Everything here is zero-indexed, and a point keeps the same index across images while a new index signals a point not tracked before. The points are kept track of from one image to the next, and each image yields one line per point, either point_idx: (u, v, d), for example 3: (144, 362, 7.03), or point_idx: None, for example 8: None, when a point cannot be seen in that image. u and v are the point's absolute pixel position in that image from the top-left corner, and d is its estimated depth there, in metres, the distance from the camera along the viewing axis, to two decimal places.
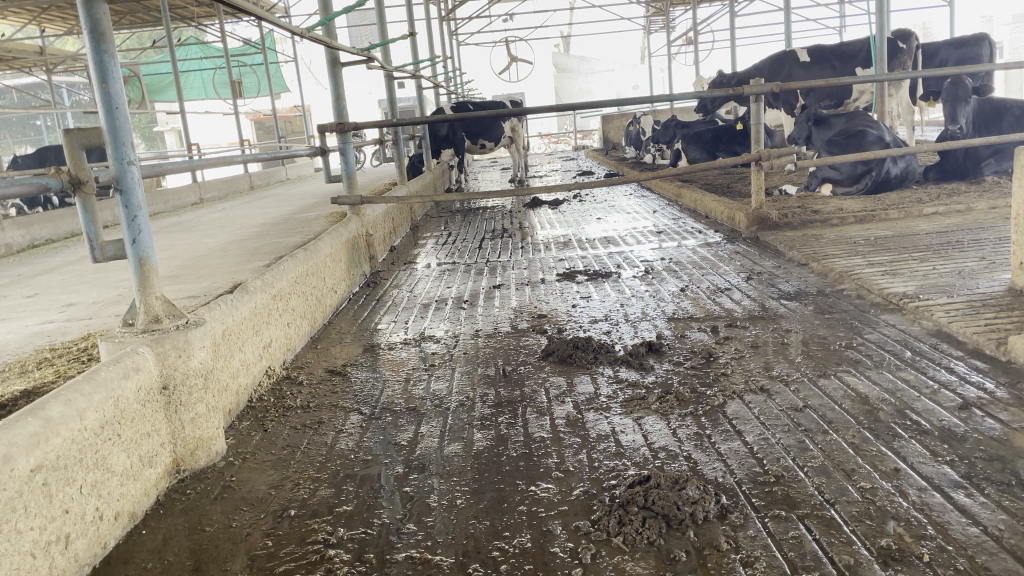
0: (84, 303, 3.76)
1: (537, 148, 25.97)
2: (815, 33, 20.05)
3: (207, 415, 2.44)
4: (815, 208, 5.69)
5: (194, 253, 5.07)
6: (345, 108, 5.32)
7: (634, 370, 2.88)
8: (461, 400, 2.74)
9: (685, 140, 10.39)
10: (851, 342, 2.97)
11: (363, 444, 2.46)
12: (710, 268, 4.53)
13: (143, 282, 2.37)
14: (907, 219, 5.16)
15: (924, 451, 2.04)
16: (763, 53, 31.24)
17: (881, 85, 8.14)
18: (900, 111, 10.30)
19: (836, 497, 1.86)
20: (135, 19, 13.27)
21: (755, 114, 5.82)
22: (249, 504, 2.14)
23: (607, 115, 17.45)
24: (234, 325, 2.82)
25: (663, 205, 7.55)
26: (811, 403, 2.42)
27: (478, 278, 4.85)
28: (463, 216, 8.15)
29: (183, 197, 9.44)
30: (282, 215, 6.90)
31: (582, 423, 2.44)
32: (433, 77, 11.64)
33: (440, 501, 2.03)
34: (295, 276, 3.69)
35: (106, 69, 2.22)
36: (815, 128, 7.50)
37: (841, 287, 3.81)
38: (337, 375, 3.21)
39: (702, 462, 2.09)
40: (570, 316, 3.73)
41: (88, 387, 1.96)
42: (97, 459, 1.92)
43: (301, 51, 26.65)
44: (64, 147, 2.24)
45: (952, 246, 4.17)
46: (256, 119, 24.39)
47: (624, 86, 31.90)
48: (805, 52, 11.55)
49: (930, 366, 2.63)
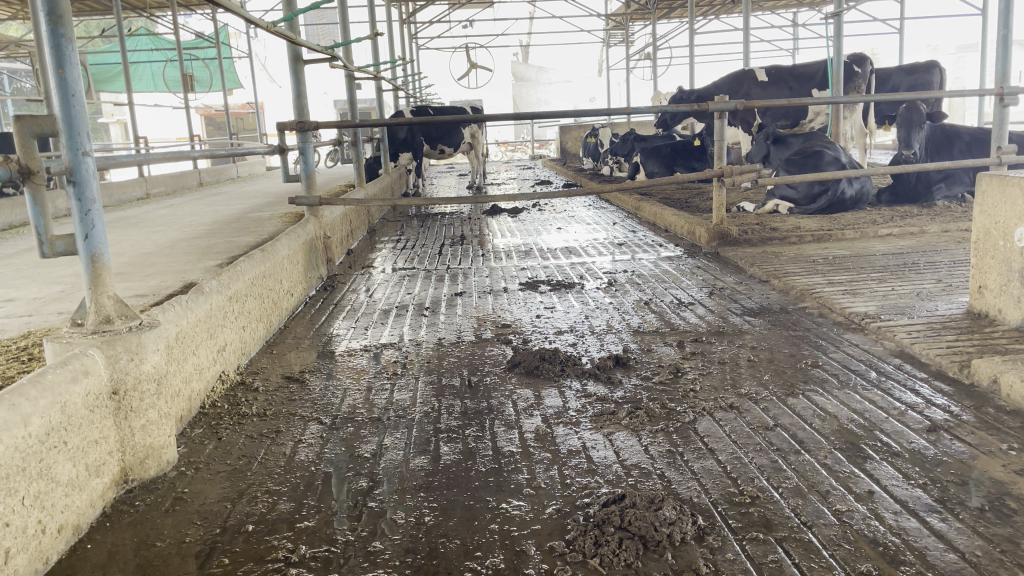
0: (25, 299, 3.57)
1: (493, 155, 26.01)
2: (769, 53, 20.43)
3: (159, 421, 2.31)
4: (773, 226, 5.76)
5: (142, 250, 4.89)
6: (306, 107, 5.17)
7: (602, 384, 2.84)
8: (425, 411, 2.67)
9: (643, 153, 10.47)
10: (816, 361, 2.98)
11: (324, 456, 2.36)
12: (672, 282, 4.52)
13: (94, 280, 2.24)
14: (863, 239, 5.24)
15: (897, 474, 2.04)
16: (717, 70, 31.75)
17: (838, 107, 8.29)
18: (853, 133, 10.54)
19: (813, 520, 1.83)
20: (84, 7, 12.84)
21: (718, 131, 5.85)
22: (203, 518, 2.03)
23: (564, 125, 17.54)
24: (188, 328, 2.69)
25: (621, 217, 7.57)
26: (781, 422, 2.40)
27: (439, 285, 4.77)
28: (420, 221, 8.06)
29: (128, 192, 9.15)
30: (234, 214, 6.72)
31: (551, 437, 2.38)
32: (393, 79, 11.53)
33: (406, 518, 1.95)
34: (251, 277, 3.56)
35: (63, 53, 2.09)
36: (773, 146, 7.61)
37: (802, 305, 3.84)
38: (294, 382, 3.09)
39: (676, 481, 2.05)
40: (534, 327, 3.68)
41: (34, 391, 1.83)
42: (40, 468, 1.80)
43: (255, 47, 26.13)
44: (14, 135, 2.12)
45: (909, 268, 4.24)
46: (206, 115, 23.81)
47: (581, 98, 32.23)
48: (762, 72, 11.76)
49: (896, 387, 2.64)
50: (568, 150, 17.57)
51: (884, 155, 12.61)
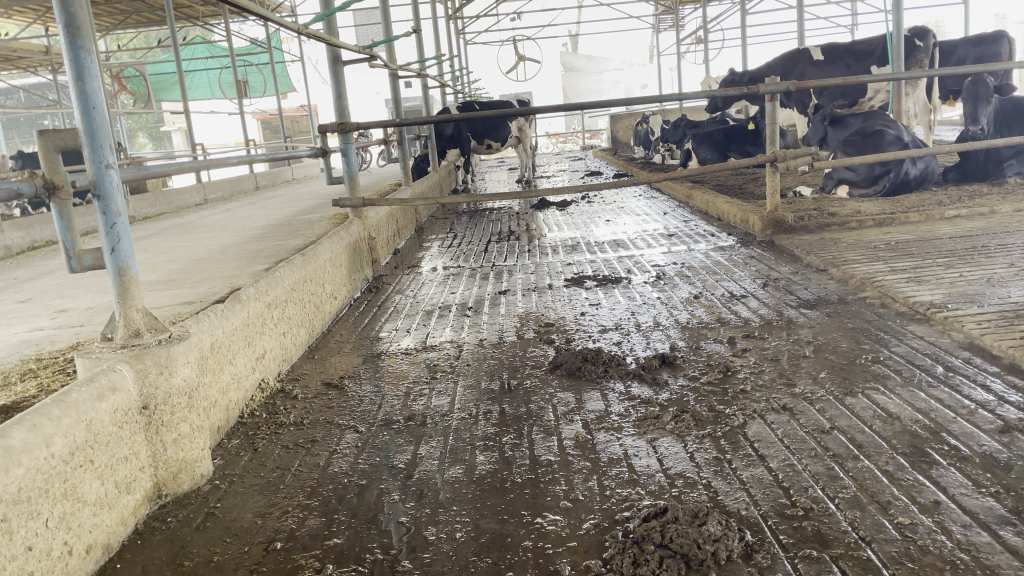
0: (77, 309, 3.63)
1: (545, 148, 25.84)
2: (825, 31, 19.79)
3: (192, 435, 2.28)
4: (831, 210, 5.51)
5: (193, 256, 4.95)
6: (347, 108, 5.13)
7: (646, 386, 2.72)
8: (464, 417, 2.59)
9: (695, 140, 10.22)
10: (877, 356, 2.79)
11: (358, 467, 2.30)
12: (724, 274, 4.35)
13: (122, 293, 2.21)
14: (928, 222, 4.97)
15: (966, 481, 1.87)
16: (773, 50, 30.98)
17: (898, 83, 7.91)
18: (917, 111, 10.09)
19: (872, 535, 1.69)
20: (141, 19, 13.13)
21: (770, 113, 5.62)
22: (232, 535, 1.99)
23: (614, 114, 17.28)
24: (223, 337, 2.66)
25: (673, 206, 7.39)
26: (839, 424, 2.25)
27: (483, 283, 4.69)
28: (469, 217, 8.02)
29: (187, 198, 9.36)
30: (284, 217, 6.77)
31: (592, 445, 2.28)
32: (440, 74, 11.48)
33: (438, 534, 1.87)
34: (292, 282, 3.53)
35: (82, 66, 2.06)
36: (831, 128, 7.29)
37: (863, 295, 3.64)
38: (333, 389, 3.05)
39: (724, 492, 1.92)
40: (578, 325, 3.57)
41: (57, 411, 1.80)
42: (65, 489, 1.77)
43: (307, 49, 26.43)
44: (38, 150, 2.10)
45: (979, 251, 3.99)
46: (262, 119, 24.23)
47: (633, 85, 31.76)
48: (818, 51, 11.34)
49: (965, 384, 2.45)
50: (619, 139, 17.33)
51: (951, 132, 12.07)
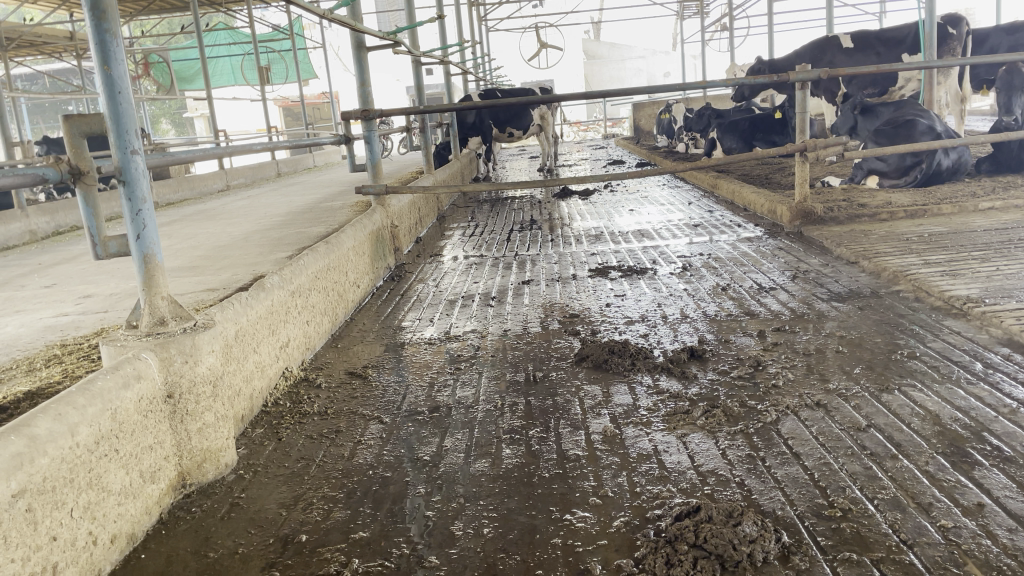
0: (101, 294, 3.63)
1: (567, 136, 25.69)
2: (853, 19, 19.45)
3: (217, 424, 2.26)
4: (861, 201, 5.41)
5: (216, 242, 4.94)
6: (370, 95, 5.09)
7: (675, 380, 2.67)
8: (489, 409, 2.55)
9: (720, 129, 10.10)
10: (913, 352, 2.72)
11: (383, 458, 2.27)
12: (752, 266, 4.28)
13: (147, 281, 2.19)
14: (962, 214, 4.87)
15: (1010, 483, 1.81)
16: (799, 38, 30.55)
17: (930, 71, 7.75)
18: (948, 100, 9.89)
19: (915, 538, 1.63)
20: (165, 5, 13.14)
21: (801, 102, 5.51)
22: (257, 527, 1.96)
23: (637, 103, 17.14)
24: (247, 325, 2.64)
25: (697, 196, 7.30)
26: (876, 422, 2.19)
27: (506, 272, 4.65)
28: (490, 206, 7.98)
29: (209, 184, 9.38)
30: (306, 204, 6.76)
31: (621, 439, 2.23)
32: (462, 61, 11.41)
33: (464, 529, 1.84)
34: (315, 270, 3.51)
35: (108, 50, 2.03)
36: (861, 117, 7.15)
37: (896, 288, 3.56)
38: (357, 378, 3.02)
39: (758, 491, 1.87)
40: (603, 316, 3.52)
41: (82, 400, 1.78)
42: (91, 478, 1.76)
43: (328, 36, 26.38)
44: (64, 135, 2.08)
45: (1015, 244, 3.89)
46: (284, 106, 24.30)
47: (656, 73, 31.47)
48: (848, 38, 11.14)
49: (1005, 382, 2.38)
50: (642, 127, 17.18)
51: (982, 122, 11.84)
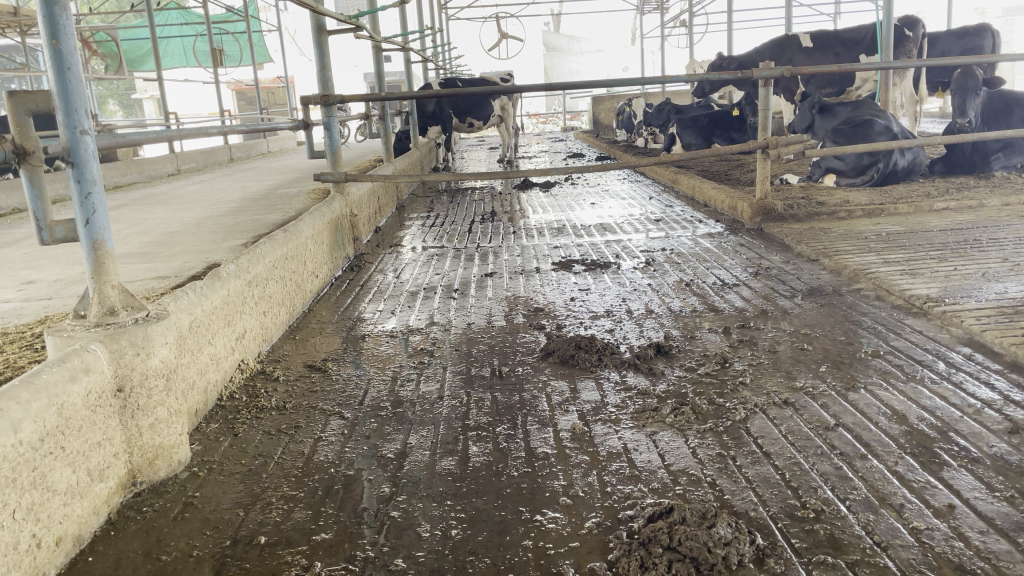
0: (45, 281, 3.45)
1: (526, 128, 25.65)
2: (811, 19, 19.70)
3: (170, 420, 2.16)
4: (820, 199, 5.46)
5: (167, 229, 4.78)
6: (330, 80, 4.97)
7: (642, 376, 2.64)
8: (454, 405, 2.49)
9: (679, 124, 10.14)
10: (877, 350, 2.74)
11: (344, 456, 2.20)
12: (714, 261, 4.29)
13: (96, 268, 2.08)
14: (917, 214, 4.95)
15: (979, 484, 1.81)
16: (756, 36, 30.92)
17: (887, 72, 7.87)
18: (902, 101, 10.09)
19: (888, 541, 1.62)
20: None
21: (763, 99, 5.54)
22: (213, 528, 1.87)
23: (597, 96, 17.19)
24: (202, 316, 2.54)
25: (657, 191, 7.31)
26: (844, 421, 2.19)
27: (468, 264, 4.59)
28: (450, 196, 7.90)
29: (159, 168, 9.10)
30: (261, 190, 6.59)
31: (589, 437, 2.19)
32: (422, 49, 11.26)
33: (431, 531, 1.78)
34: (273, 259, 3.40)
35: (57, 24, 1.92)
36: (819, 116, 7.22)
37: (857, 286, 3.59)
38: (316, 371, 2.93)
39: (730, 491, 1.85)
40: (568, 310, 3.48)
41: (27, 394, 1.68)
42: (35, 478, 1.65)
43: (284, 20, 25.92)
44: (8, 112, 1.96)
45: (971, 245, 3.96)
46: (237, 89, 23.82)
47: (614, 68, 31.70)
48: (807, 38, 11.28)
49: (968, 382, 2.40)
50: (601, 121, 17.23)
51: (933, 124, 12.10)
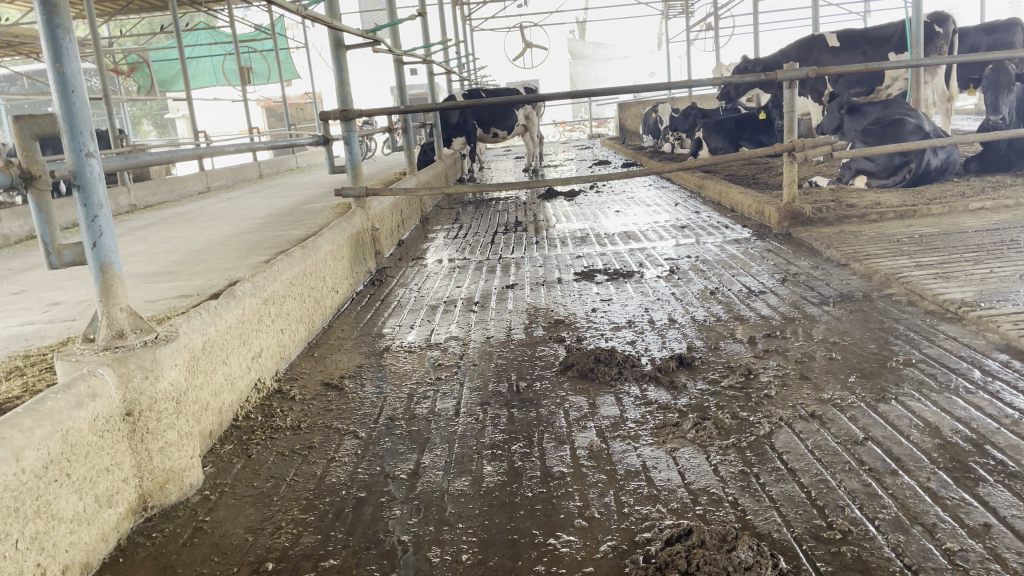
0: (70, 302, 3.48)
1: (553, 136, 25.60)
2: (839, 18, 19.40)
3: (181, 442, 2.13)
4: (850, 202, 5.33)
5: (193, 246, 4.81)
6: (350, 95, 4.96)
7: (664, 390, 2.56)
8: (469, 423, 2.44)
9: (705, 129, 10.03)
10: (909, 359, 2.63)
11: (357, 477, 2.16)
12: (740, 268, 4.19)
13: (104, 292, 2.06)
14: (951, 214, 4.80)
15: (1016, 501, 1.71)
16: (783, 38, 30.59)
17: (918, 70, 7.69)
18: (935, 98, 9.87)
19: (919, 563, 1.54)
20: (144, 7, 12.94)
21: (789, 101, 5.42)
22: (221, 553, 1.84)
23: (623, 103, 17.09)
24: (216, 336, 2.52)
25: (684, 197, 7.21)
26: (873, 434, 2.09)
27: (489, 277, 4.54)
28: (475, 207, 7.87)
29: (190, 186, 9.21)
30: (287, 206, 6.62)
31: (607, 455, 2.12)
32: (446, 61, 11.29)
33: (442, 556, 1.72)
34: (290, 276, 3.39)
35: (60, 46, 1.91)
36: (848, 116, 7.07)
37: (888, 291, 3.48)
38: (333, 390, 2.89)
39: (752, 511, 1.77)
40: (589, 322, 3.42)
41: (31, 421, 1.66)
42: (39, 505, 1.63)
43: (312, 37, 26.18)
44: (14, 137, 1.96)
45: (1008, 246, 3.82)
46: (267, 107, 24.10)
47: (640, 74, 31.56)
48: (834, 37, 11.09)
49: (1005, 391, 2.29)
50: (628, 127, 17.12)
51: (967, 121, 11.84)
